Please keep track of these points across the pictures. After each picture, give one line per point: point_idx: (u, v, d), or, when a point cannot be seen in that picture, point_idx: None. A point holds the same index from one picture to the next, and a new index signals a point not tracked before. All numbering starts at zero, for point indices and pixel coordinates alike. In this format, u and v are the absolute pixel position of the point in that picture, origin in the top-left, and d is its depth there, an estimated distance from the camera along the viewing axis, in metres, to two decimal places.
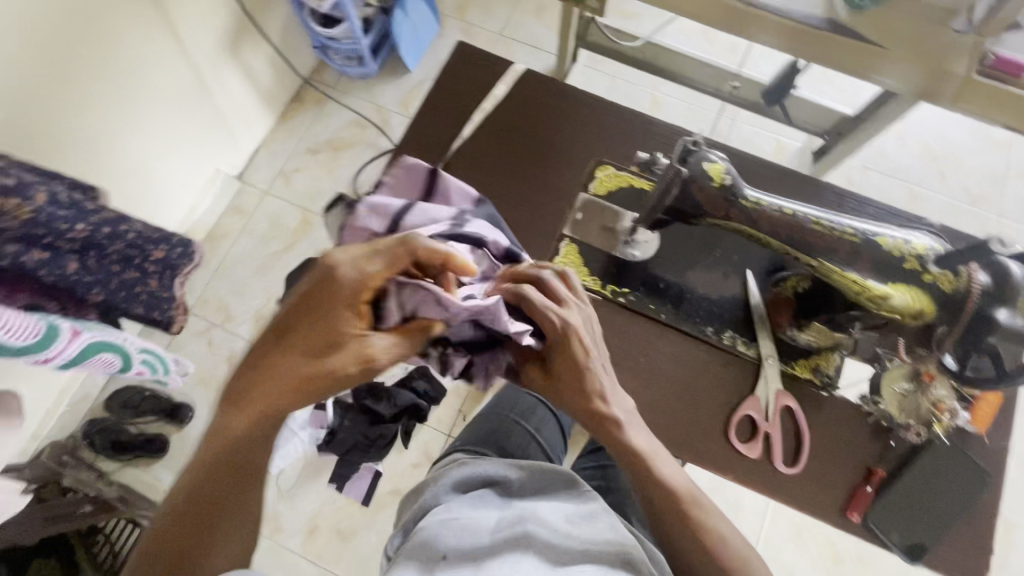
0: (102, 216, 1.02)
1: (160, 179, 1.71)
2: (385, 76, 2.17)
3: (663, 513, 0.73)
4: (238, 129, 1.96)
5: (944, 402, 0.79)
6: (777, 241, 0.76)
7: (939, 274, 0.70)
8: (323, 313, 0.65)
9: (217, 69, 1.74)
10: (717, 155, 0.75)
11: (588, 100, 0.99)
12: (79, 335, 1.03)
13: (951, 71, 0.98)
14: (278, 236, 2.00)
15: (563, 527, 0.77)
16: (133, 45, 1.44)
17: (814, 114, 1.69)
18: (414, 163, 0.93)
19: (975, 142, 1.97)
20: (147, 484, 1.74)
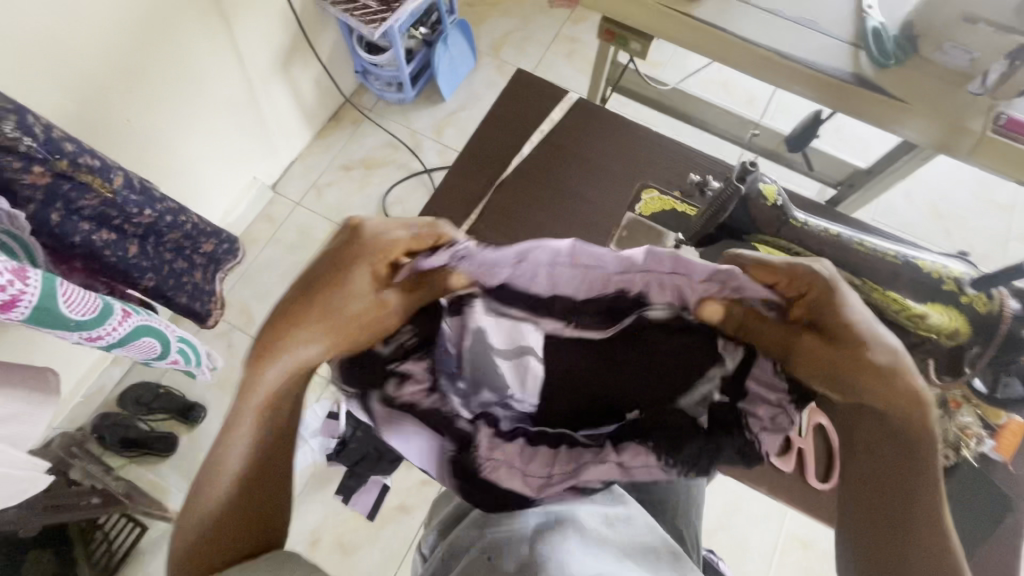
0: (167, 204, 1.07)
1: (202, 181, 1.78)
2: (421, 102, 2.28)
3: (914, 509, 0.59)
4: (278, 141, 2.05)
5: (971, 428, 0.82)
6: (821, 259, 0.79)
7: (975, 295, 0.73)
8: (340, 270, 0.60)
9: (268, 82, 1.84)
10: (769, 179, 0.80)
11: (636, 129, 1.04)
12: (129, 317, 1.06)
13: (968, 128, 1.07)
14: (306, 246, 2.06)
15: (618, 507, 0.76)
16: (197, 53, 1.54)
17: (829, 165, 1.78)
18: (471, 176, 0.99)
19: (980, 205, 2.07)
20: (152, 483, 1.72)
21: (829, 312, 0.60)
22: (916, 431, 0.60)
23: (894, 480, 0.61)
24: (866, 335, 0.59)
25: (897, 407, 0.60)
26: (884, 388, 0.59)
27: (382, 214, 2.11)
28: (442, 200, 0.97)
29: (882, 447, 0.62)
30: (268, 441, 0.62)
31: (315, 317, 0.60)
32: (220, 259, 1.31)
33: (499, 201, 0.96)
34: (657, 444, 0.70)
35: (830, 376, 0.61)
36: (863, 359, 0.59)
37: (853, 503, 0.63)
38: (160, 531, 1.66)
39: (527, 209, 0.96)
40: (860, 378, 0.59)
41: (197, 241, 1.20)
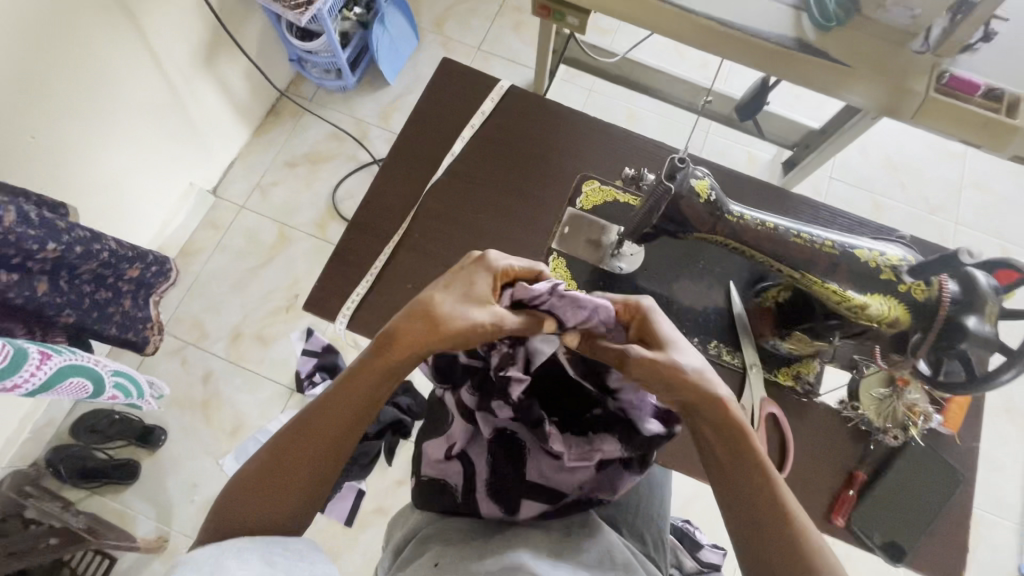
0: (75, 234, 0.98)
1: (130, 194, 1.66)
2: (364, 88, 2.16)
3: (762, 510, 0.67)
4: (212, 143, 1.92)
5: (919, 407, 0.82)
6: (760, 253, 0.80)
7: (912, 284, 0.73)
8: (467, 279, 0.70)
9: (191, 82, 1.71)
10: (701, 172, 0.78)
11: (570, 114, 1.02)
12: (48, 360, 0.98)
13: (911, 89, 1.04)
14: (255, 251, 1.96)
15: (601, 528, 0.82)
16: (102, 57, 1.40)
17: (783, 127, 1.75)
18: (407, 178, 0.96)
19: (934, 154, 2.08)
20: (117, 512, 1.67)
21: (648, 331, 0.71)
22: (744, 438, 0.69)
23: (746, 484, 0.68)
24: (678, 347, 0.69)
25: (708, 413, 0.68)
26: (700, 396, 0.67)
27: (333, 210, 2.01)
28: (370, 210, 0.93)
29: (726, 458, 0.69)
30: (301, 444, 0.71)
31: (424, 342, 0.68)
32: (150, 283, 1.22)
33: (431, 205, 0.93)
34: (621, 435, 0.77)
35: (664, 390, 0.67)
36: (682, 373, 0.66)
37: (728, 515, 0.70)
38: (132, 560, 1.61)
39: (462, 211, 0.94)
40: (679, 386, 0.67)
41: (119, 269, 1.11)
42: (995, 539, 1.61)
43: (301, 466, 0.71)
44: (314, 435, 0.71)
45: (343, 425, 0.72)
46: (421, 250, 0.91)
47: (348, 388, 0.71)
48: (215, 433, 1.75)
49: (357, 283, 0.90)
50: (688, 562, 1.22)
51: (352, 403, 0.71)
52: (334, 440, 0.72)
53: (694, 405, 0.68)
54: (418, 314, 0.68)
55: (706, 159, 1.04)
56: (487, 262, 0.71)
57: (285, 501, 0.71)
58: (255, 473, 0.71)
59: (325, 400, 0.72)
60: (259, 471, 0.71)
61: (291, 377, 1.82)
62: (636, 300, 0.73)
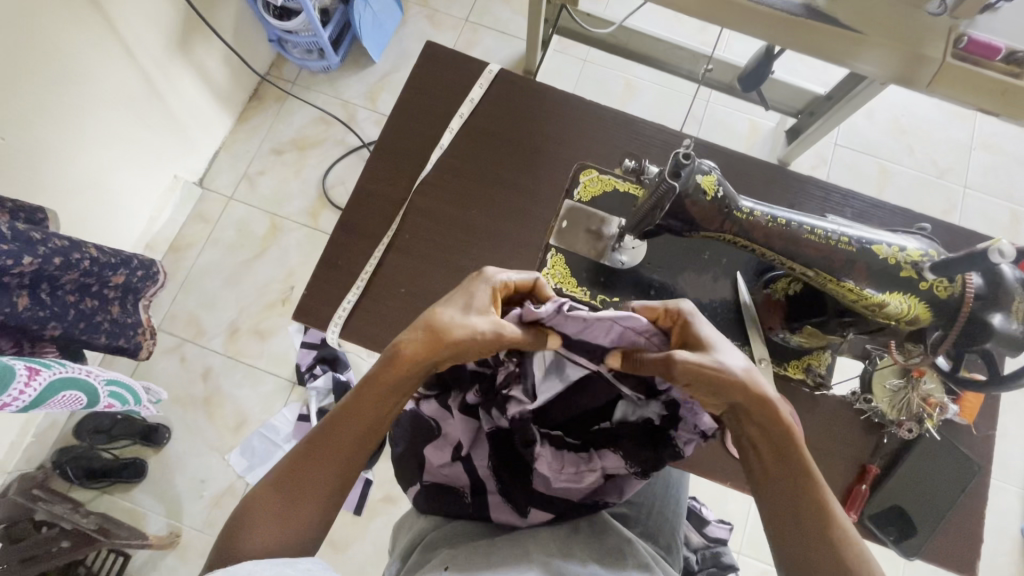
0: (51, 245, 0.94)
1: (113, 191, 1.60)
2: (348, 68, 2.07)
3: (806, 513, 0.67)
4: (195, 133, 1.85)
5: (934, 397, 0.84)
6: (771, 251, 0.77)
7: (935, 281, 0.71)
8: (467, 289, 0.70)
9: (167, 70, 1.63)
10: (707, 166, 0.74)
11: (566, 100, 0.99)
12: (37, 375, 0.96)
13: (926, 56, 0.97)
14: (247, 243, 1.90)
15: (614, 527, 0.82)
16: (70, 49, 1.33)
17: (789, 94, 1.67)
18: (400, 177, 0.95)
19: (943, 115, 2.00)
20: (128, 510, 1.66)
21: (691, 334, 0.68)
22: (787, 441, 0.68)
23: (788, 486, 0.68)
24: (725, 350, 0.65)
25: (754, 415, 0.66)
26: (749, 399, 0.64)
27: (324, 198, 1.95)
28: (354, 209, 0.93)
29: (770, 461, 0.68)
30: (313, 460, 0.71)
31: (429, 354, 0.67)
32: (138, 287, 1.18)
33: (422, 203, 0.93)
34: (626, 453, 0.77)
35: (712, 394, 0.64)
36: (730, 376, 0.63)
37: (768, 518, 0.69)
38: (146, 557, 1.62)
39: (456, 210, 0.93)
40: (730, 390, 0.64)
41: (103, 276, 1.07)
42: (1002, 504, 1.61)
43: (320, 476, 0.71)
44: (330, 449, 0.71)
45: (355, 437, 0.72)
46: (416, 252, 0.91)
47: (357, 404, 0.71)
48: (218, 429, 1.74)
49: (349, 289, 0.89)
50: (696, 539, 1.25)
51: (366, 414, 0.71)
52: (348, 452, 0.72)
53: (741, 407, 0.66)
54: (420, 330, 0.67)
55: (709, 143, 0.99)
56: (488, 277, 0.70)
57: (301, 517, 0.70)
58: (275, 487, 0.70)
59: (340, 412, 0.72)
60: (280, 485, 0.70)
61: (291, 370, 1.80)
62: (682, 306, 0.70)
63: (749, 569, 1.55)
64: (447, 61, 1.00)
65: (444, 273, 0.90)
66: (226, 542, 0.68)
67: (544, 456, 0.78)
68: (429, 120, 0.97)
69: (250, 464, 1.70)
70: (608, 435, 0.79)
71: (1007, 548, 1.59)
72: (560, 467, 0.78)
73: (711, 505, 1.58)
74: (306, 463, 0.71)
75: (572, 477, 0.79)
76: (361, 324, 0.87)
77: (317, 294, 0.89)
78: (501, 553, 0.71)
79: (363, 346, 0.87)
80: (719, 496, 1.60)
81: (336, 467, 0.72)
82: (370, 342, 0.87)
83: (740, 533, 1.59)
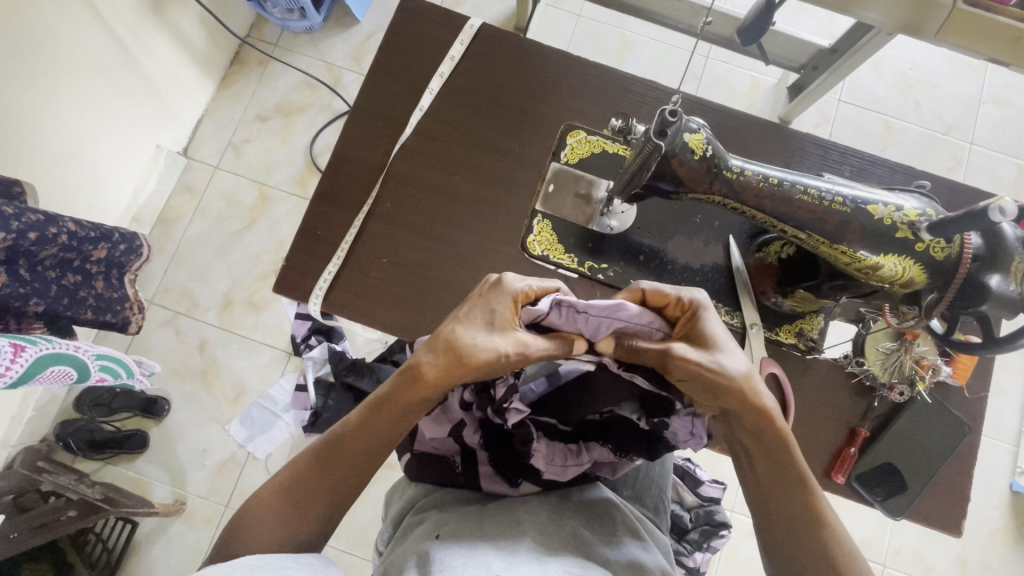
0: (25, 220, 0.92)
1: (93, 163, 1.56)
2: (332, 28, 1.98)
3: (797, 517, 0.67)
4: (175, 101, 1.79)
5: (927, 359, 0.83)
6: (763, 214, 0.74)
7: (931, 241, 0.68)
8: (487, 306, 0.68)
9: (140, 34, 1.56)
10: (696, 124, 0.71)
11: (551, 56, 0.94)
12: (23, 351, 0.95)
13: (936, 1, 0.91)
14: (236, 214, 1.87)
15: (607, 495, 0.82)
16: (36, 14, 1.26)
17: (791, 48, 1.60)
18: (382, 143, 0.91)
19: (952, 67, 1.92)
20: (133, 480, 1.69)
21: (697, 329, 0.67)
22: (780, 446, 0.67)
23: (780, 493, 0.67)
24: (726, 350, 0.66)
25: (745, 420, 0.66)
26: (743, 405, 0.65)
27: (312, 165, 1.90)
28: (333, 177, 0.89)
29: (762, 468, 0.68)
30: (320, 475, 0.71)
31: (451, 373, 0.66)
32: (121, 262, 1.17)
33: (402, 169, 0.89)
34: (615, 446, 0.79)
35: (708, 393, 0.65)
36: (726, 375, 0.64)
37: (758, 521, 0.69)
38: (154, 523, 1.66)
39: (438, 175, 0.90)
40: (725, 391, 0.64)
41: (83, 250, 1.05)
42: (992, 461, 1.63)
43: (328, 488, 0.71)
44: (340, 461, 0.71)
45: (366, 450, 0.71)
46: (399, 221, 0.88)
47: (370, 422, 0.70)
48: (217, 399, 1.76)
49: (330, 259, 0.87)
50: (690, 498, 1.25)
51: (378, 431, 0.71)
52: (361, 463, 0.72)
53: (732, 410, 0.66)
54: (443, 351, 0.66)
55: (700, 99, 0.95)
56: (508, 287, 0.69)
57: (305, 524, 0.70)
58: (281, 495, 0.70)
59: (352, 429, 0.71)
60: (286, 492, 0.70)
61: (286, 341, 1.79)
62: (696, 298, 0.69)
63: (741, 526, 1.59)
64: (427, 17, 0.95)
65: (428, 242, 0.88)
66: (228, 541, 0.69)
67: (538, 451, 0.77)
68: (409, 81, 0.92)
69: (251, 434, 1.72)
70: (597, 427, 0.82)
71: (997, 501, 1.62)
72: (546, 456, 0.78)
73: (704, 465, 1.60)
74: (315, 472, 0.70)
75: (561, 470, 0.78)
76: (348, 296, 0.86)
77: (297, 265, 0.87)
78: (493, 521, 0.71)
79: (346, 317, 0.86)
80: (713, 457, 1.62)
81: (340, 480, 0.71)
82: (354, 312, 0.86)
83: (734, 491, 1.62)
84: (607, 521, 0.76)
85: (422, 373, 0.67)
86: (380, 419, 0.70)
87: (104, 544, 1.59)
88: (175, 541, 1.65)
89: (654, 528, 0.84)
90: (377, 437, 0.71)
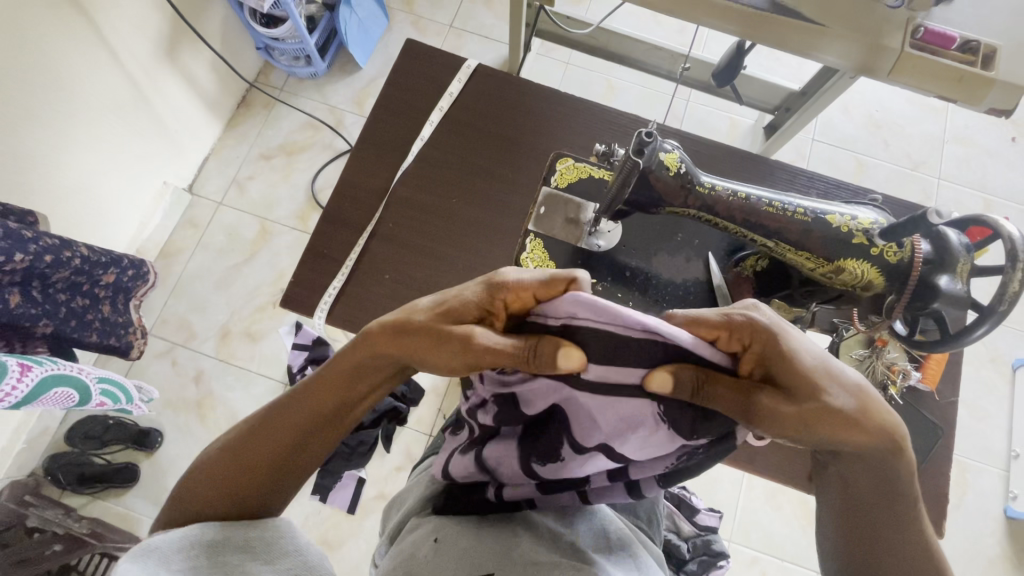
0: (42, 244, 0.96)
1: (102, 197, 1.62)
2: (335, 74, 2.10)
3: (897, 537, 0.61)
4: (184, 140, 1.88)
5: (897, 365, 0.88)
6: (735, 225, 0.81)
7: (884, 246, 0.75)
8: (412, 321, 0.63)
9: (155, 78, 1.66)
10: (670, 145, 0.78)
11: (539, 92, 1.04)
12: (29, 371, 0.97)
13: (886, 46, 1.01)
14: (238, 247, 1.92)
15: (615, 526, 0.74)
16: (61, 59, 1.36)
17: (764, 92, 1.70)
18: (387, 172, 0.99)
19: (915, 109, 2.06)
20: (119, 515, 1.65)
21: (783, 366, 0.57)
22: (910, 474, 0.61)
23: (887, 523, 0.61)
24: (827, 380, 0.57)
25: (868, 451, 0.59)
26: (873, 437, 0.58)
27: (313, 200, 1.97)
28: (340, 202, 0.97)
29: (871, 491, 0.61)
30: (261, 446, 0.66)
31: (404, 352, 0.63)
32: (127, 286, 1.22)
33: (403, 193, 0.96)
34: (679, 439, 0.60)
35: (815, 438, 0.58)
36: (844, 409, 0.57)
37: (846, 540, 0.62)
38: None
39: (437, 199, 0.97)
40: (860, 424, 0.58)
41: (93, 275, 1.10)
42: (985, 485, 1.65)
43: (255, 453, 0.66)
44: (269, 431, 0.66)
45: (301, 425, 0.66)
46: (400, 240, 0.94)
47: (308, 395, 0.66)
48: (210, 430, 1.74)
49: (334, 276, 0.93)
50: (687, 528, 1.23)
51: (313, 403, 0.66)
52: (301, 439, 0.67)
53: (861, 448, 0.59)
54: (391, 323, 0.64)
55: (676, 129, 1.04)
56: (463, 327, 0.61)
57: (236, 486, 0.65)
58: (221, 465, 0.66)
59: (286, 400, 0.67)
60: (219, 450, 0.67)
61: (282, 371, 1.80)
62: (753, 319, 0.57)
63: (738, 556, 1.59)
64: (426, 60, 1.05)
65: (426, 259, 0.94)
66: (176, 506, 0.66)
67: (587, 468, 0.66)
68: (413, 117, 1.01)
69: None
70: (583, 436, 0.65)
71: (992, 528, 1.62)
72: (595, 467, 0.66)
73: (700, 492, 1.61)
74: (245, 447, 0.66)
75: (687, 466, 0.63)
76: (353, 308, 0.90)
77: (305, 282, 0.92)
78: (491, 529, 0.67)
79: (346, 331, 0.90)
80: (709, 485, 1.63)
81: (269, 454, 0.66)
82: (354, 326, 0.90)
83: (730, 520, 1.63)
84: (603, 539, 0.71)
85: (370, 334, 0.64)
86: (303, 400, 0.66)
87: None
88: None
89: (647, 539, 0.82)
90: (308, 410, 0.66)
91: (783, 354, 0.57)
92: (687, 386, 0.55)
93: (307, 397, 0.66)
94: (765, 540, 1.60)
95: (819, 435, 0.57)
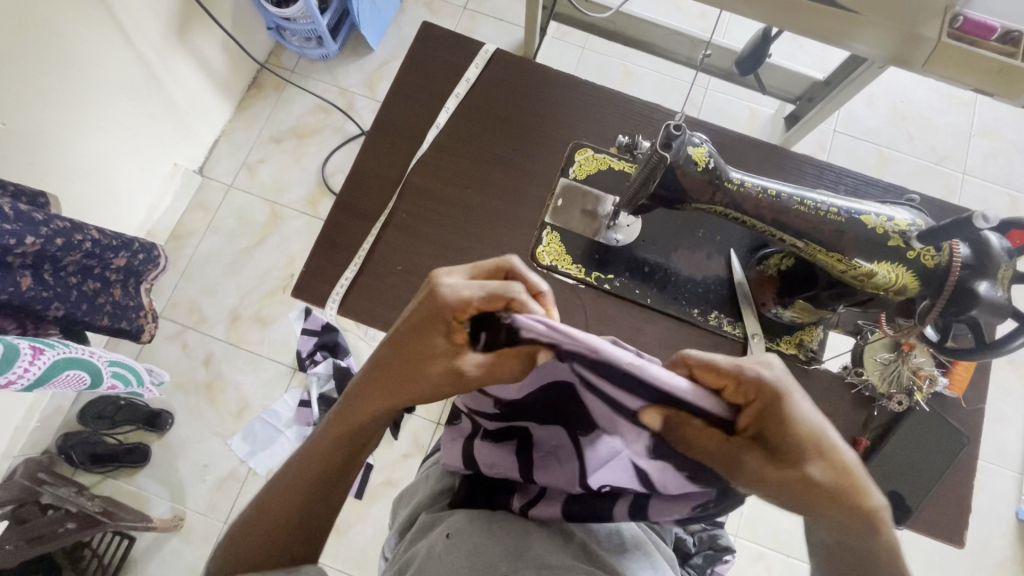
0: (53, 227, 0.95)
1: (112, 179, 1.61)
2: (347, 56, 2.07)
3: None
4: (195, 122, 1.86)
5: (923, 369, 0.86)
6: (762, 224, 0.78)
7: (922, 250, 0.72)
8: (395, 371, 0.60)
9: (166, 58, 1.64)
10: (699, 138, 0.76)
11: (559, 79, 1.01)
12: (41, 354, 0.97)
13: (921, 36, 0.97)
14: (247, 231, 1.91)
15: (636, 530, 0.73)
16: (71, 38, 1.34)
17: (786, 81, 1.65)
18: (401, 161, 0.96)
19: (942, 101, 2.00)
20: (132, 495, 1.67)
21: (772, 430, 0.52)
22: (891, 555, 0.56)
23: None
24: (817, 446, 0.53)
25: (843, 523, 0.56)
26: (848, 513, 0.54)
27: (323, 185, 1.95)
28: (353, 191, 0.95)
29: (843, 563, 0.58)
30: (294, 493, 0.68)
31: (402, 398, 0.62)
32: (139, 270, 1.21)
33: (417, 182, 0.94)
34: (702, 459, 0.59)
35: (789, 503, 0.55)
36: (823, 484, 0.53)
37: None
38: (150, 540, 1.62)
39: (452, 189, 0.95)
40: (839, 499, 0.54)
41: (104, 258, 1.09)
42: (997, 487, 1.63)
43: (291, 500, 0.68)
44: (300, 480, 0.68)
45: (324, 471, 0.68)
46: (414, 231, 0.92)
47: (324, 445, 0.67)
48: (220, 413, 1.75)
49: (346, 266, 0.91)
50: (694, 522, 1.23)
51: (330, 452, 0.67)
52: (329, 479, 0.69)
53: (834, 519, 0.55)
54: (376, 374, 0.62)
55: (699, 120, 1.01)
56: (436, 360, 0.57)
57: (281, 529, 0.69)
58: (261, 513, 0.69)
59: (306, 452, 0.68)
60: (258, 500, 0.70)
61: (292, 357, 1.80)
62: (761, 377, 0.52)
63: (744, 551, 1.58)
64: (443, 44, 1.02)
65: (440, 252, 0.92)
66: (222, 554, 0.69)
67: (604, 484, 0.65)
68: (429, 104, 0.99)
69: (252, 449, 1.71)
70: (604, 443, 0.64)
71: (1004, 530, 1.61)
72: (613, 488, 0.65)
73: None
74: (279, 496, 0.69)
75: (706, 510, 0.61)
76: (367, 299, 0.89)
77: (317, 272, 0.91)
78: (502, 525, 0.66)
79: (357, 322, 0.89)
80: None
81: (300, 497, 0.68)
82: (367, 318, 0.89)
83: (737, 515, 1.62)
84: (617, 538, 0.69)
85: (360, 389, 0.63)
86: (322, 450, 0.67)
87: (99, 560, 1.54)
88: (171, 559, 1.61)
89: (661, 539, 0.82)
90: (326, 458, 0.68)
91: (774, 417, 0.53)
92: (673, 430, 0.54)
93: (324, 448, 0.67)
94: (772, 536, 1.59)
95: (790, 499, 0.55)
